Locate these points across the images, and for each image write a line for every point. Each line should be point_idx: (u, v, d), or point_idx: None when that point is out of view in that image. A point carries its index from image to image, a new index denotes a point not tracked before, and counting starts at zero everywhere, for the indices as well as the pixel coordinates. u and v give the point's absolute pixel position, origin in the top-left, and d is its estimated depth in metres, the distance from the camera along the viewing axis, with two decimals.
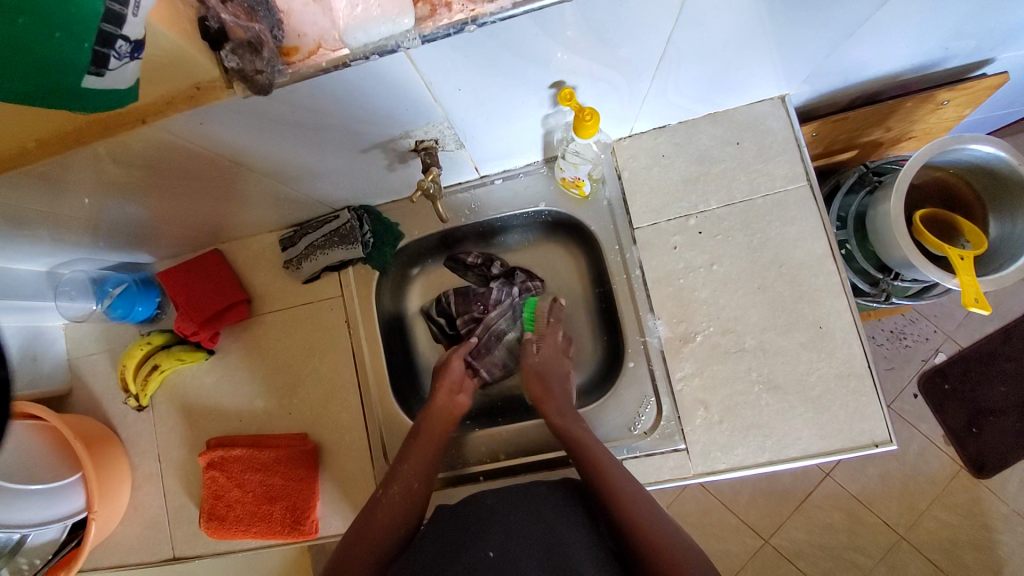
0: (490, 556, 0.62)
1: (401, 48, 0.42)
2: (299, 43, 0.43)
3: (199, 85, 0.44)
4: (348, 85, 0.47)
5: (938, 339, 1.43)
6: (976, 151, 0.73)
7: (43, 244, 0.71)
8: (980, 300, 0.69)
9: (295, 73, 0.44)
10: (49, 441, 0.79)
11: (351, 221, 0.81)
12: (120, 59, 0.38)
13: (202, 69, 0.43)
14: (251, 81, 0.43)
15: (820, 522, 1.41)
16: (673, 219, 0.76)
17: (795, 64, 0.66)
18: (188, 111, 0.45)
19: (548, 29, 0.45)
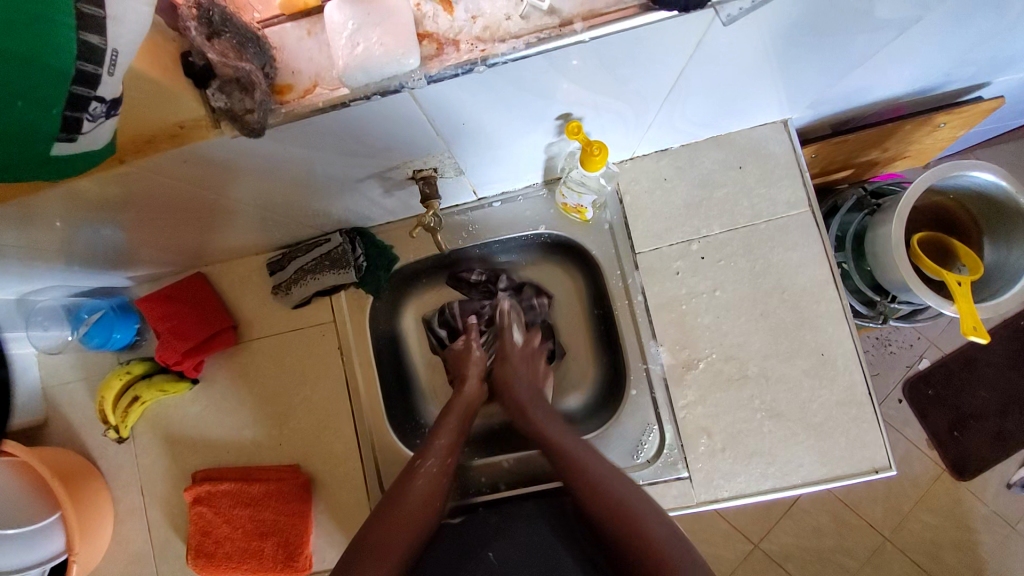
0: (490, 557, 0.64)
1: (405, 88, 0.40)
2: (294, 81, 0.41)
3: (183, 124, 0.41)
4: (348, 123, 0.44)
5: (922, 346, 1.46)
6: (976, 177, 0.74)
7: (12, 273, 0.66)
8: (978, 328, 0.70)
9: (289, 112, 0.41)
10: (26, 478, 0.75)
11: (343, 244, 0.77)
12: (95, 119, 0.35)
13: (187, 108, 0.40)
14: (241, 121, 0.39)
15: (808, 526, 1.44)
16: (676, 244, 0.75)
17: (800, 91, 0.65)
18: (170, 151, 0.42)
19: (558, 66, 0.43)
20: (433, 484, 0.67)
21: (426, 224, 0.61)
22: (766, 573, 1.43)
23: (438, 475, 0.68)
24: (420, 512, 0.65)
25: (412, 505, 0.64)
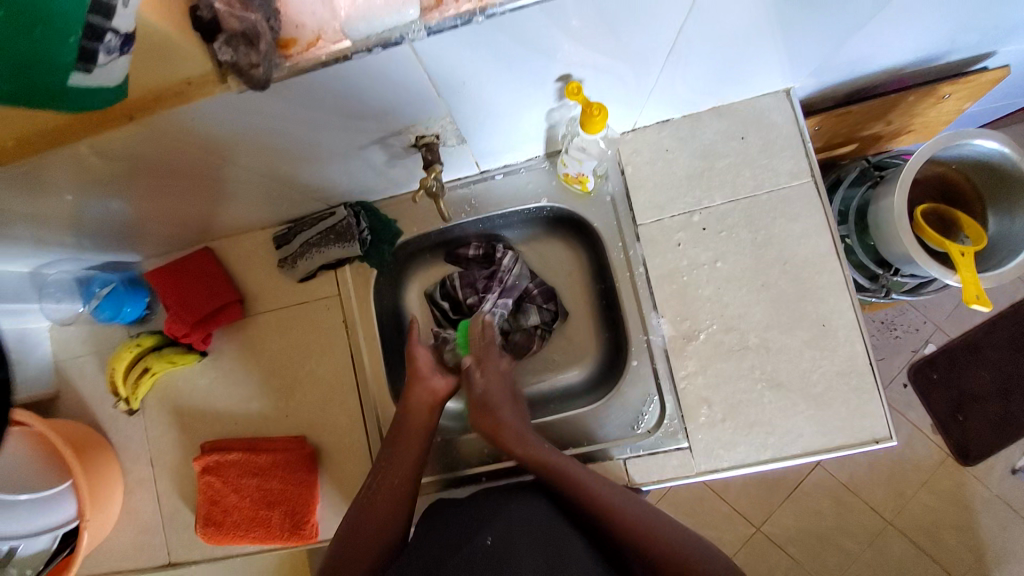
0: (488, 544, 0.63)
1: (405, 40, 0.41)
2: (298, 35, 0.41)
3: (191, 80, 0.41)
4: (349, 78, 0.44)
5: (928, 331, 1.46)
6: (979, 147, 0.74)
7: (24, 244, 0.68)
8: (982, 297, 0.70)
9: (294, 66, 0.41)
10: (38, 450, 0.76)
11: (347, 218, 0.78)
12: (110, 53, 0.35)
13: (195, 61, 0.40)
14: (248, 76, 0.40)
15: (807, 506, 1.45)
16: (677, 215, 0.75)
17: (801, 57, 0.65)
18: (176, 108, 0.42)
19: (558, 21, 0.44)
20: (392, 506, 0.70)
21: (428, 188, 0.60)
22: (767, 556, 1.44)
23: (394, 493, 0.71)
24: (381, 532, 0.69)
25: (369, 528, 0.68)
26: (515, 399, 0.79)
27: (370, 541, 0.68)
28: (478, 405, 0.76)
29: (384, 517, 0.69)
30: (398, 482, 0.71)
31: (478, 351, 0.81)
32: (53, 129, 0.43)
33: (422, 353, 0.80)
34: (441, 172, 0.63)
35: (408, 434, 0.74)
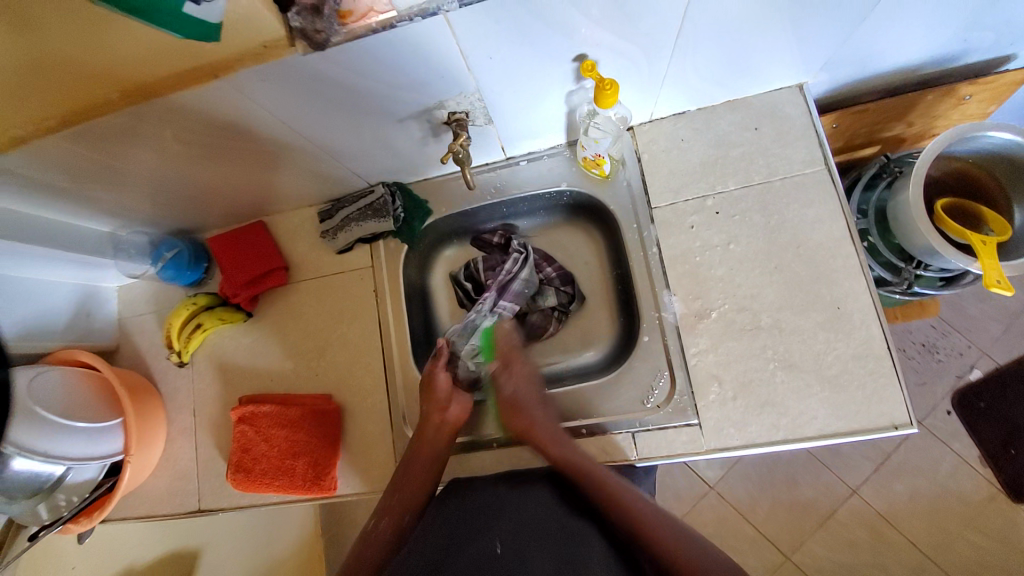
0: (498, 551, 0.66)
1: (441, 10, 0.49)
2: (355, 6, 0.49)
3: (268, 44, 0.50)
4: (394, 46, 0.52)
5: (973, 355, 1.46)
6: (993, 139, 0.75)
7: (109, 202, 0.78)
8: (1003, 281, 0.70)
9: (348, 33, 0.49)
10: (94, 388, 0.83)
11: (384, 195, 0.86)
12: None
13: (270, 28, 0.49)
14: (312, 40, 0.49)
15: (842, 537, 1.43)
16: (691, 199, 0.79)
17: (813, 48, 0.69)
18: (253, 68, 0.51)
19: None
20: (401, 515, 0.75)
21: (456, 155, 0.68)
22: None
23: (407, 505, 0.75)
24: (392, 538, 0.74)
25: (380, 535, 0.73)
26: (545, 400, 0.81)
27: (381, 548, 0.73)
28: (507, 404, 0.80)
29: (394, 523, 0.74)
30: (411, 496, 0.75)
31: (504, 358, 0.85)
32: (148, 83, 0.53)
33: (441, 377, 0.82)
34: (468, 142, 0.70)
35: (418, 449, 0.77)
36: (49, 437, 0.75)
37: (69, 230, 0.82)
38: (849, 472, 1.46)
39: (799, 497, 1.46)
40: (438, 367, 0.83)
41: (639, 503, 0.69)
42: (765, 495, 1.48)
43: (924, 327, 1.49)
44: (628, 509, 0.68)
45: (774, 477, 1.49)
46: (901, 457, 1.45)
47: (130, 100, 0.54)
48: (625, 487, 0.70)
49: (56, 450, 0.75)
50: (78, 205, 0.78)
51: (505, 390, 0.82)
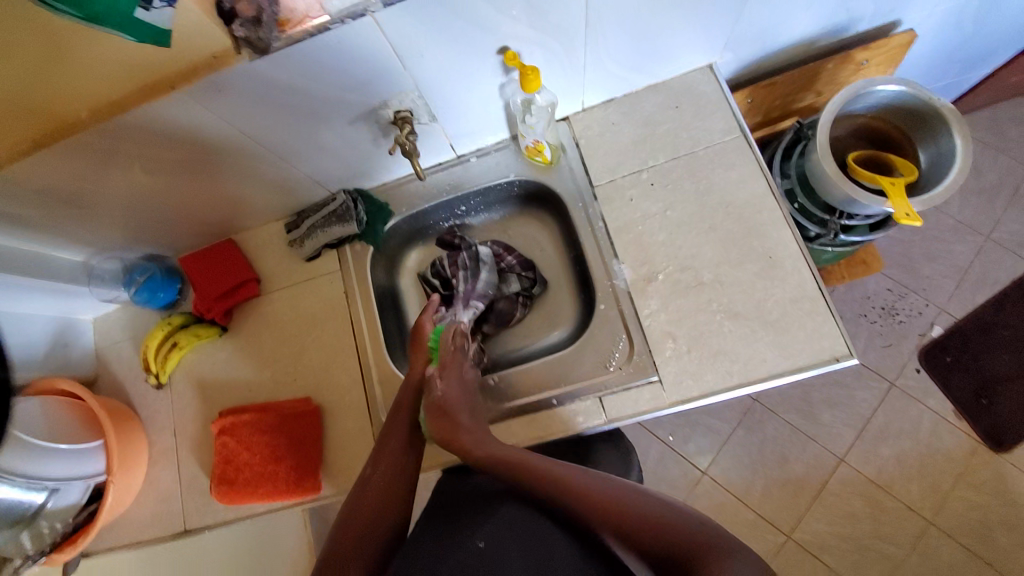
0: (479, 547, 0.59)
1: (367, 11, 0.59)
2: (291, 15, 0.59)
3: (217, 55, 0.60)
4: (330, 46, 0.62)
5: (932, 313, 1.42)
6: (884, 92, 0.85)
7: (85, 229, 0.83)
8: (912, 214, 0.77)
9: (287, 38, 0.60)
10: (75, 413, 0.84)
11: (346, 202, 0.92)
12: (162, 0, 0.52)
13: (219, 40, 0.59)
14: (256, 45, 0.59)
15: (840, 511, 1.34)
16: (628, 175, 0.86)
17: (713, 29, 0.78)
18: (207, 76, 0.61)
19: None
20: (389, 481, 0.71)
21: (402, 145, 0.76)
22: (801, 568, 1.32)
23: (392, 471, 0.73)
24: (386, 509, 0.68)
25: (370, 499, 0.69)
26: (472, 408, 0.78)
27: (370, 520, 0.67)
28: (434, 409, 0.76)
29: (385, 486, 0.71)
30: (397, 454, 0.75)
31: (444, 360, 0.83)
32: (116, 100, 0.61)
33: (428, 327, 0.89)
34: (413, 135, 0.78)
35: (400, 406, 0.80)
36: (31, 459, 0.77)
37: (45, 259, 0.86)
38: (833, 441, 1.38)
39: (792, 474, 1.38)
40: (427, 318, 0.90)
41: (607, 481, 0.63)
42: (759, 475, 1.39)
43: (881, 291, 1.44)
44: (584, 490, 0.61)
45: (764, 456, 1.41)
46: (881, 420, 1.38)
47: (96, 118, 0.62)
48: (579, 475, 0.63)
49: (37, 472, 0.77)
50: (54, 235, 0.82)
51: (435, 393, 0.78)
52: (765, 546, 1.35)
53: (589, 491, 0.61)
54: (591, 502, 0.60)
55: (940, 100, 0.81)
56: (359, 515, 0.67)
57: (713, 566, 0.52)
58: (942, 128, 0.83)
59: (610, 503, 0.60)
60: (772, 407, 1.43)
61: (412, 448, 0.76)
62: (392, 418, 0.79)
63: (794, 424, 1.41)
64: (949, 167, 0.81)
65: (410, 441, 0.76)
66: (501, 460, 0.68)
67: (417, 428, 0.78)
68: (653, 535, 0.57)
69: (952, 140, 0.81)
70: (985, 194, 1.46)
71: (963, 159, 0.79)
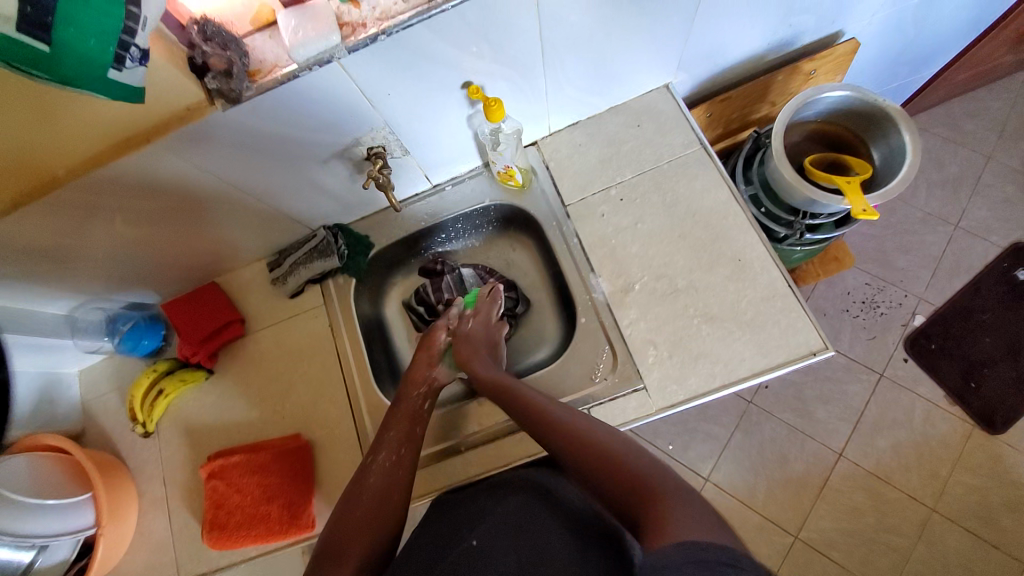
0: (473, 545, 0.62)
1: (334, 57, 0.62)
2: (261, 66, 0.63)
3: (190, 107, 0.63)
4: (303, 93, 0.65)
5: (911, 303, 1.45)
6: (831, 98, 0.90)
7: (69, 281, 0.83)
8: (869, 208, 0.80)
9: (259, 87, 0.63)
10: (58, 466, 0.82)
11: (326, 237, 0.94)
12: (133, 62, 0.54)
13: (192, 93, 0.62)
14: (227, 96, 0.63)
15: (844, 507, 1.34)
16: (598, 192, 0.90)
17: (666, 50, 0.83)
18: (180, 128, 0.63)
19: (441, 33, 0.64)
20: (390, 478, 0.71)
21: (375, 179, 0.79)
22: (812, 570, 1.31)
23: (388, 475, 0.71)
24: (380, 499, 0.69)
25: (366, 498, 0.68)
26: (467, 391, 0.83)
27: (368, 516, 0.67)
28: (430, 389, 0.81)
29: (387, 472, 0.71)
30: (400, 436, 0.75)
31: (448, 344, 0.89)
32: (95, 157, 0.64)
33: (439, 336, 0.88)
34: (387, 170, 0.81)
35: (401, 418, 0.78)
36: (16, 518, 0.75)
37: (28, 315, 0.86)
38: (830, 437, 1.39)
39: (793, 473, 1.38)
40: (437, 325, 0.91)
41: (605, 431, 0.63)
42: (761, 478, 1.39)
43: (860, 286, 1.48)
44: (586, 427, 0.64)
45: (764, 457, 1.41)
46: (874, 412, 1.40)
47: (76, 173, 0.64)
48: (588, 420, 0.66)
49: (26, 530, 0.75)
50: (36, 289, 0.82)
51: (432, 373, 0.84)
52: (774, 550, 1.33)
53: (592, 434, 0.63)
54: (579, 438, 0.63)
55: (886, 101, 0.86)
56: (348, 521, 0.67)
57: (656, 519, 0.50)
58: (890, 127, 0.88)
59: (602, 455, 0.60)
60: (768, 408, 1.44)
61: (411, 444, 0.75)
62: (393, 414, 0.79)
63: (790, 424, 1.42)
64: (901, 163, 0.86)
65: (408, 437, 0.76)
66: None
67: (417, 427, 0.77)
68: (619, 470, 0.57)
69: (901, 137, 0.86)
70: (949, 185, 1.52)
71: (913, 155, 0.84)
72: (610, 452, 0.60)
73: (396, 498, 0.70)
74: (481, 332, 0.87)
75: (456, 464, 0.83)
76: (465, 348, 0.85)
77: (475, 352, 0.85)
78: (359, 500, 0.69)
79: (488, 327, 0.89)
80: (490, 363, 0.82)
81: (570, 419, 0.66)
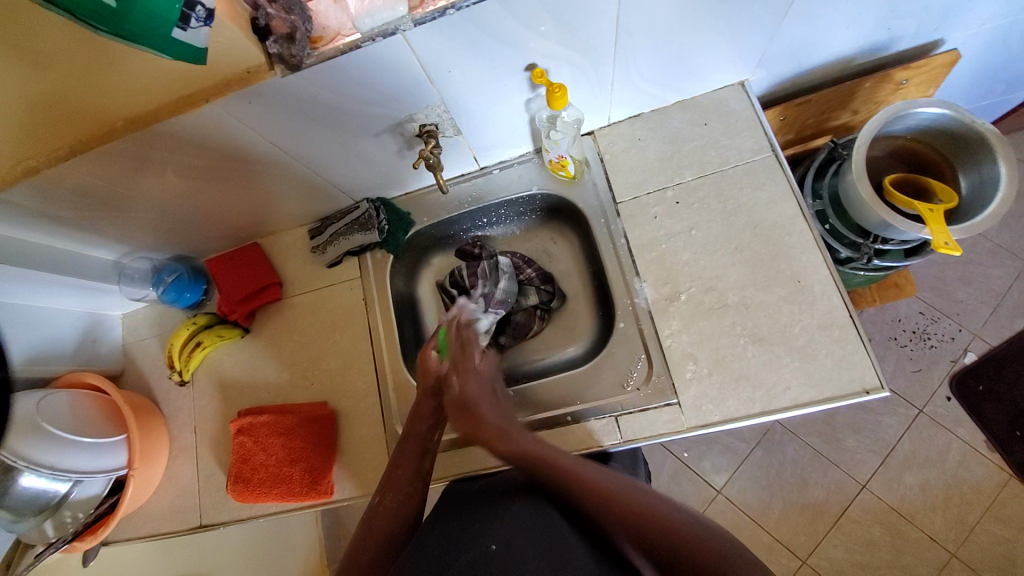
0: (493, 550, 0.60)
1: (398, 30, 0.59)
2: (324, 33, 0.61)
3: (251, 69, 0.61)
4: (361, 63, 0.63)
5: (967, 339, 1.35)
6: (925, 114, 0.82)
7: (118, 229, 0.85)
8: (951, 243, 0.72)
9: (320, 54, 0.61)
10: (96, 406, 0.86)
11: (368, 210, 0.94)
12: (198, 22, 0.53)
13: (253, 55, 0.60)
14: (288, 62, 0.61)
15: (860, 539, 1.29)
16: (653, 192, 0.85)
17: (747, 46, 0.76)
18: (240, 89, 0.62)
19: (513, 12, 0.60)
20: (399, 503, 0.71)
21: (425, 158, 0.76)
22: None
23: (396, 502, 0.71)
24: (390, 527, 0.69)
25: (377, 528, 0.69)
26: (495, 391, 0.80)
27: (378, 543, 0.68)
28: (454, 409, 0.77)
29: (395, 504, 0.70)
30: (411, 467, 0.73)
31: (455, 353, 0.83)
32: (150, 112, 0.63)
33: (430, 356, 0.84)
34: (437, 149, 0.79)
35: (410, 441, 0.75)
36: (56, 451, 0.79)
37: (77, 259, 0.89)
38: (856, 466, 1.34)
39: (811, 498, 1.34)
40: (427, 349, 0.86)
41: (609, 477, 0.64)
42: (776, 497, 1.35)
43: (914, 314, 1.38)
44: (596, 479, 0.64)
45: (783, 478, 1.37)
46: (908, 448, 1.33)
47: (133, 126, 0.64)
48: (590, 468, 0.65)
49: (63, 463, 0.79)
50: (89, 233, 0.84)
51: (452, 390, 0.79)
52: (780, 571, 1.31)
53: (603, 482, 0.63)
54: (595, 490, 0.62)
55: (986, 124, 0.78)
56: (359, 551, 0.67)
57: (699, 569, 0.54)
58: (985, 155, 0.80)
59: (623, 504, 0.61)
60: (793, 429, 1.39)
61: (420, 482, 0.73)
62: (404, 445, 0.76)
63: (815, 448, 1.37)
64: (991, 195, 0.78)
65: (417, 467, 0.73)
66: (521, 453, 0.69)
67: (426, 462, 0.75)
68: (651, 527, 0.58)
69: (996, 167, 0.78)
70: None
71: (1007, 188, 0.75)
72: (626, 500, 0.61)
73: (414, 489, 0.72)
74: (478, 387, 0.79)
75: (466, 456, 0.83)
76: (466, 424, 0.75)
77: (475, 413, 0.76)
78: (388, 495, 0.71)
79: (483, 380, 0.81)
80: (498, 409, 0.77)
81: (574, 471, 0.65)
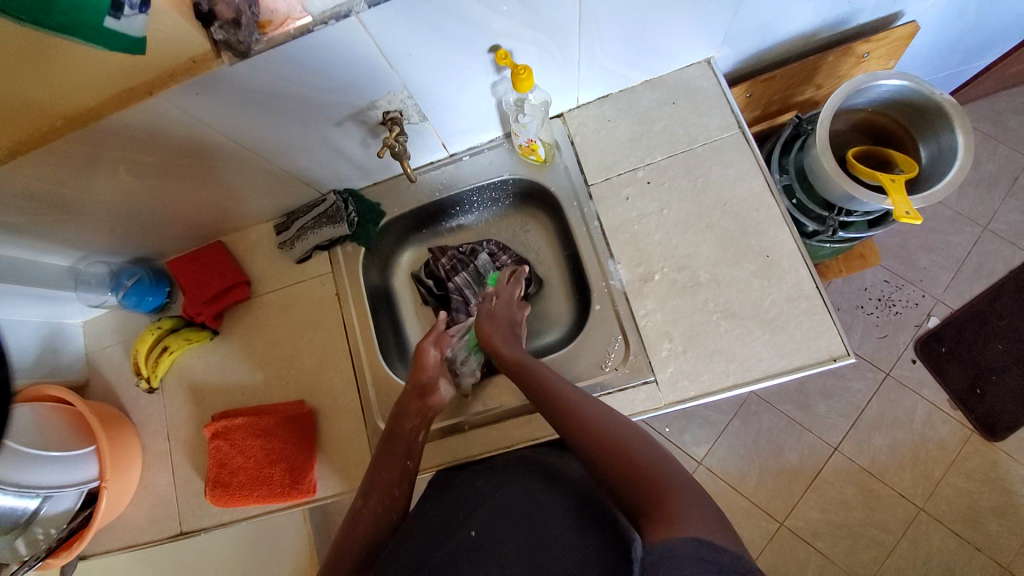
0: (472, 536, 0.63)
1: (351, 11, 0.57)
2: (272, 17, 0.58)
3: (196, 59, 0.58)
4: (315, 49, 0.60)
5: (929, 304, 1.41)
6: (884, 86, 0.83)
7: (69, 234, 0.81)
8: (911, 212, 0.74)
9: (269, 41, 0.58)
10: (60, 419, 0.82)
11: (336, 202, 0.91)
12: (132, 9, 0.51)
13: (198, 43, 0.57)
14: (235, 49, 0.58)
15: (834, 498, 1.35)
16: (624, 173, 0.85)
17: (710, 24, 0.76)
18: (186, 80, 0.59)
19: None
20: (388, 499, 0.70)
21: (391, 147, 0.74)
22: (794, 554, 1.34)
23: (380, 499, 0.70)
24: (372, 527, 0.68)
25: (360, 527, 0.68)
26: (514, 323, 0.83)
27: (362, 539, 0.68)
28: (484, 317, 0.83)
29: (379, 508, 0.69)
30: (394, 463, 0.72)
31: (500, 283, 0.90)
32: (91, 110, 0.60)
33: (432, 354, 0.81)
34: (403, 137, 0.77)
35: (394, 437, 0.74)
36: (22, 467, 0.76)
37: (30, 266, 0.84)
38: (828, 430, 1.39)
39: (787, 463, 1.39)
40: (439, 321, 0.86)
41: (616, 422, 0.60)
42: (755, 465, 1.40)
43: (878, 283, 1.43)
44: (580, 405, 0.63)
45: (759, 446, 1.41)
46: (877, 409, 1.39)
47: (74, 125, 0.60)
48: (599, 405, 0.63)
49: (31, 479, 0.77)
50: (38, 239, 0.80)
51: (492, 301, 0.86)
52: (761, 534, 1.36)
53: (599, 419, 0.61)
54: (589, 422, 0.61)
55: (942, 94, 0.80)
56: (345, 553, 0.67)
57: (660, 512, 0.49)
58: (943, 124, 0.82)
59: (594, 428, 0.60)
60: (768, 398, 1.43)
61: (405, 482, 0.72)
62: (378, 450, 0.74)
63: (790, 416, 1.42)
64: (950, 163, 0.80)
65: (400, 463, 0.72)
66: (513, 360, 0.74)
67: (410, 460, 0.73)
68: (630, 467, 0.55)
69: (954, 135, 0.80)
70: (984, 185, 1.44)
71: (965, 157, 0.78)
72: (635, 451, 0.56)
73: (399, 492, 0.71)
74: (503, 307, 0.85)
75: (458, 443, 0.82)
76: (487, 326, 0.81)
77: (496, 327, 0.81)
78: (374, 497, 0.70)
79: (510, 305, 0.85)
80: (512, 342, 0.79)
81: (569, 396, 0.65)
